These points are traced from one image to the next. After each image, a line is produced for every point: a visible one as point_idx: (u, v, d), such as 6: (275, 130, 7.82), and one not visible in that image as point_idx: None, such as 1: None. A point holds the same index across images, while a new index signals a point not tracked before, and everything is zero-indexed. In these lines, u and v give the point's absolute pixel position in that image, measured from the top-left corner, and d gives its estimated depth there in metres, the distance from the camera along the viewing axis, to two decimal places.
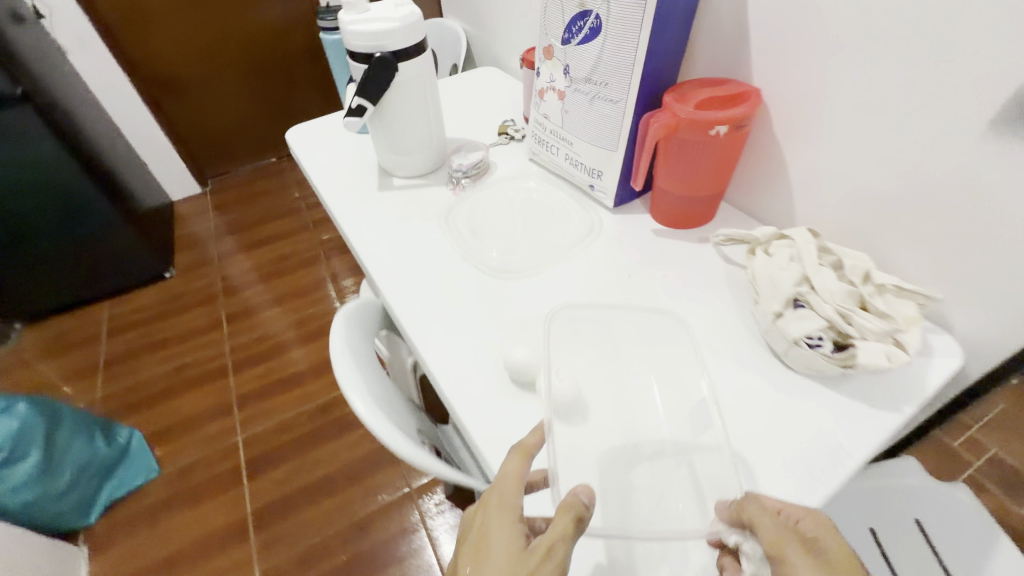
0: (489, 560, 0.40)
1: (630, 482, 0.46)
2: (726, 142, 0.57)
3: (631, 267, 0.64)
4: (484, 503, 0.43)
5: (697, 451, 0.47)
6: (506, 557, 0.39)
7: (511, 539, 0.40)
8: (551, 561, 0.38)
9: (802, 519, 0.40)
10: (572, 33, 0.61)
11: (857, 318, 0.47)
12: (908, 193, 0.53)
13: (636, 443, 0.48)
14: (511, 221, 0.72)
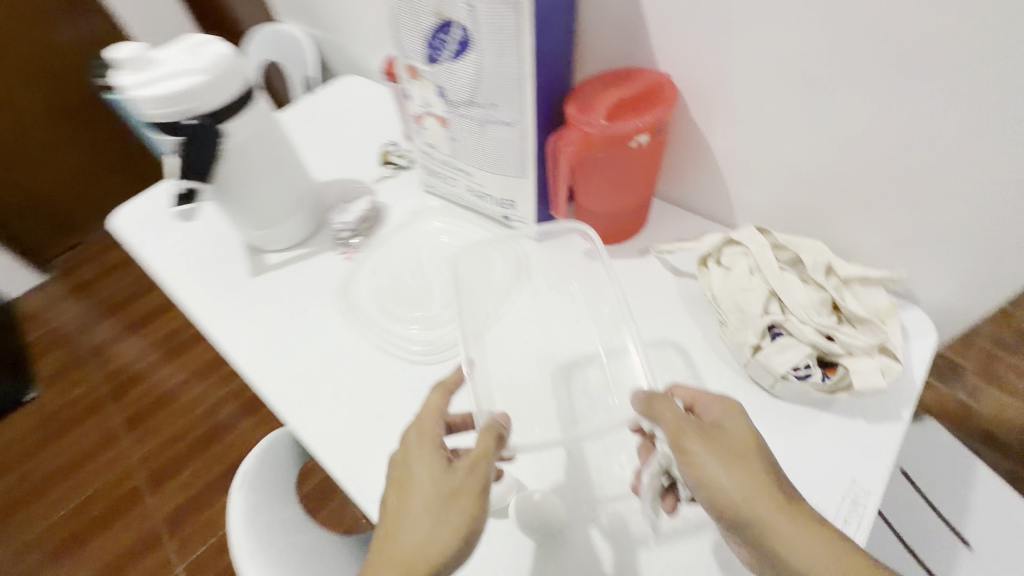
0: (413, 493, 0.39)
1: (568, 392, 0.50)
2: (650, 149, 0.49)
3: (574, 307, 0.55)
4: (406, 438, 0.42)
5: (616, 350, 0.51)
6: (428, 483, 0.39)
7: (433, 463, 0.40)
8: (475, 476, 0.38)
9: (707, 404, 0.41)
10: (436, 48, 0.48)
11: (840, 333, 0.42)
12: (852, 168, 0.47)
13: (562, 358, 0.52)
14: (426, 281, 0.60)
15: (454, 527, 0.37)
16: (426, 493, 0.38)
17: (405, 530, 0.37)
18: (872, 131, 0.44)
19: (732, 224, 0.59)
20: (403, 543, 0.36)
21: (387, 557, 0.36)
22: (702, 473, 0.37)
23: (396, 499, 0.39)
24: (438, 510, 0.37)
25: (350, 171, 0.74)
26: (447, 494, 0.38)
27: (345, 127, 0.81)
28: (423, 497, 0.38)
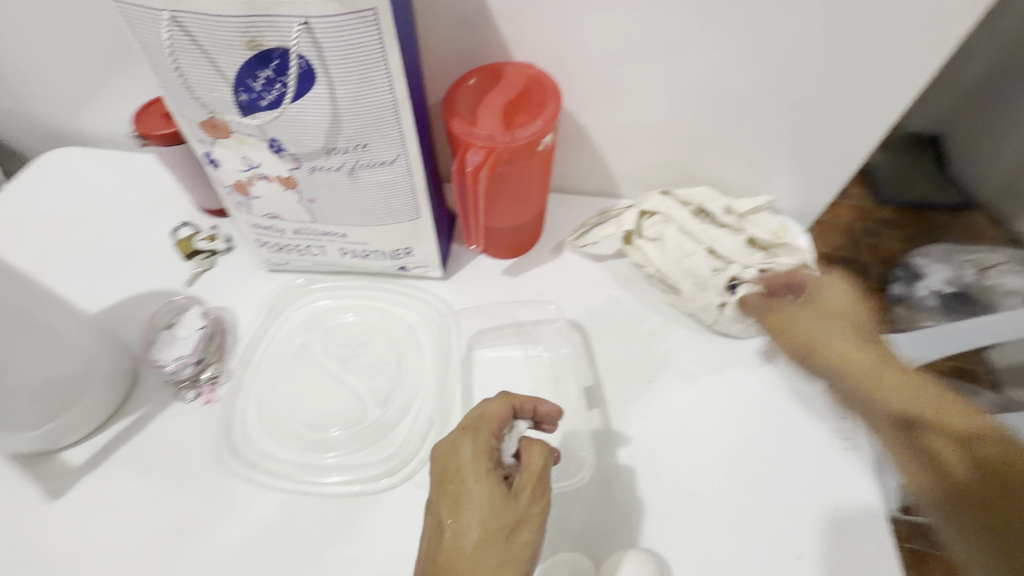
0: (464, 523, 0.32)
1: None
2: (549, 150, 0.44)
3: (525, 346, 0.49)
4: (456, 438, 0.36)
5: (538, 367, 0.48)
6: (495, 512, 0.32)
7: (475, 465, 0.34)
8: (538, 505, 0.34)
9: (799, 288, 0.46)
10: (260, 89, 0.34)
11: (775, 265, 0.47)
12: (712, 118, 0.51)
13: (484, 394, 0.46)
14: (341, 383, 0.46)
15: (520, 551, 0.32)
16: (484, 524, 0.32)
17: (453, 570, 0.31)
18: (727, 82, 0.48)
19: (615, 194, 0.60)
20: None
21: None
22: (848, 351, 0.41)
23: (449, 527, 0.32)
24: (498, 550, 0.31)
25: (140, 284, 0.52)
26: (507, 529, 0.32)
27: (97, 227, 0.56)
28: (487, 524, 0.32)
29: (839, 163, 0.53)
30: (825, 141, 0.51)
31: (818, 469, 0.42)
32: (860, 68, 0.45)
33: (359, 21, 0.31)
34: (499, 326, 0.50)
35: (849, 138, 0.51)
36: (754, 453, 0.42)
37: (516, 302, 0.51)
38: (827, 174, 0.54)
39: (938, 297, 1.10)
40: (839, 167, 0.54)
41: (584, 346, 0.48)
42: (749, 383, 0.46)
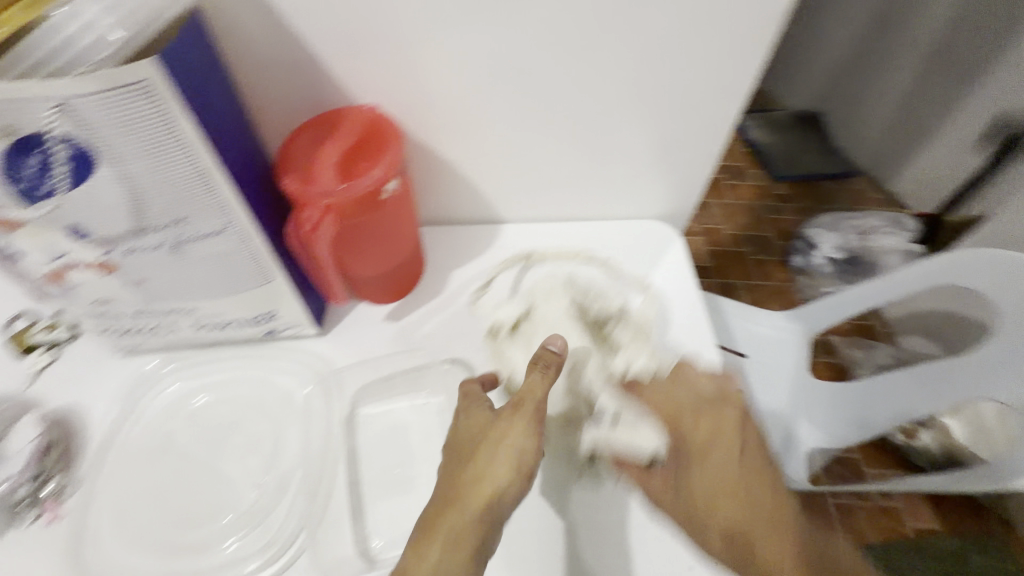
0: (465, 462, 0.37)
1: (395, 499, 0.42)
2: (402, 194, 0.43)
3: (412, 395, 0.47)
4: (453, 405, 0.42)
5: (427, 416, 0.46)
6: (489, 427, 0.38)
7: (468, 415, 0.40)
8: (518, 420, 0.37)
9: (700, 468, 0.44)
10: (30, 178, 0.31)
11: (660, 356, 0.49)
12: (569, 137, 0.51)
13: (372, 454, 0.44)
14: (211, 469, 0.42)
15: (504, 462, 0.36)
16: (476, 439, 0.38)
17: (455, 476, 0.36)
18: (573, 102, 0.48)
19: (497, 218, 0.60)
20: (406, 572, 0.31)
21: (431, 515, 0.34)
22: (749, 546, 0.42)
23: (453, 452, 0.38)
24: (487, 450, 0.36)
25: None
26: (496, 440, 0.37)
27: None
28: (482, 437, 0.38)
29: (695, 167, 0.55)
30: (677, 149, 0.53)
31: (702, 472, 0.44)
32: (692, 76, 0.46)
33: (128, 95, 0.28)
34: (385, 378, 0.48)
35: (698, 145, 0.53)
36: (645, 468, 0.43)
37: (400, 350, 0.49)
38: (687, 179, 0.57)
39: (833, 264, 1.24)
40: (696, 172, 0.56)
41: None
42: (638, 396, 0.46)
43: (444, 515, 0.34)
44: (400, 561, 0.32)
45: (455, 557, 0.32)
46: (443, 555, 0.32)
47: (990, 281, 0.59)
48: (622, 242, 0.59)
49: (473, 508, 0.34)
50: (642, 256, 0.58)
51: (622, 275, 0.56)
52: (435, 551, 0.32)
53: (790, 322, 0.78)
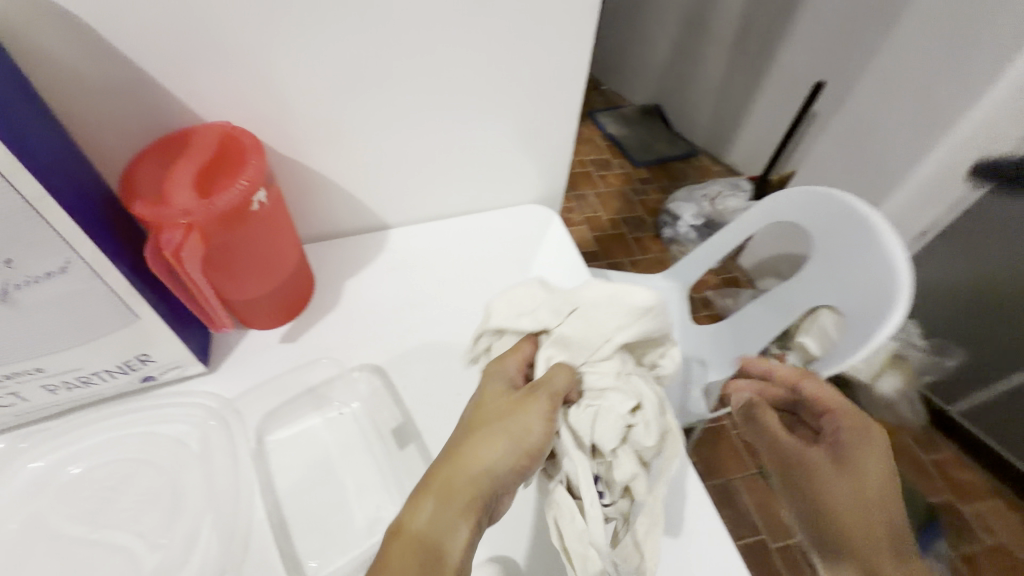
0: (470, 444, 0.36)
1: (326, 516, 0.40)
2: (273, 206, 0.42)
3: (325, 411, 0.45)
4: (487, 372, 0.41)
5: (344, 424, 0.45)
6: (503, 406, 0.38)
7: (495, 390, 0.40)
8: (535, 410, 0.37)
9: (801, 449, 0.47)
10: None
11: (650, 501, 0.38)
12: (438, 133, 0.54)
13: (292, 479, 0.41)
14: (98, 545, 0.37)
15: (506, 452, 0.35)
16: (488, 420, 0.37)
17: (459, 445, 0.37)
18: (435, 99, 0.51)
19: (384, 224, 0.61)
20: (401, 526, 0.33)
21: (429, 477, 0.35)
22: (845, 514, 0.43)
23: (468, 421, 0.39)
24: (495, 433, 0.36)
25: None
26: (506, 425, 0.36)
27: None
28: (495, 419, 0.37)
29: (554, 150, 0.62)
30: (537, 135, 0.59)
31: None
32: (537, 65, 0.52)
33: None
34: (290, 401, 0.45)
35: (552, 128, 0.59)
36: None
37: (304, 368, 0.47)
38: (550, 162, 0.63)
39: (696, 231, 1.44)
40: (556, 154, 0.62)
41: (387, 387, 0.47)
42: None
43: (446, 480, 0.35)
44: (396, 517, 0.33)
45: (439, 521, 0.33)
46: (433, 513, 0.33)
47: (802, 214, 0.72)
48: (505, 229, 0.63)
49: (471, 480, 0.35)
50: (526, 238, 0.62)
51: (511, 258, 0.59)
52: (430, 507, 0.33)
53: (666, 279, 0.88)
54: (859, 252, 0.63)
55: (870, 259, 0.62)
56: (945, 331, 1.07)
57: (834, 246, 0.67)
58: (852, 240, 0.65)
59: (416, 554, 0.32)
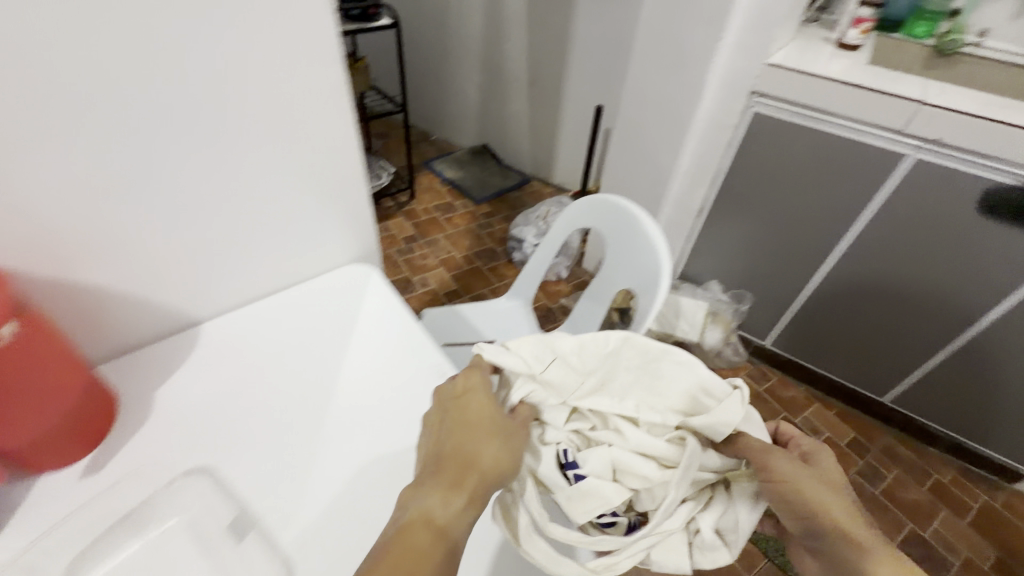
0: (473, 443, 0.42)
1: None
2: (33, 336, 0.40)
3: (144, 531, 0.42)
4: (468, 383, 0.46)
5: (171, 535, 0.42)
6: (488, 412, 0.44)
7: (484, 396, 0.46)
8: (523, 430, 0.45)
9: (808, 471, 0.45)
10: None
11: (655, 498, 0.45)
12: (230, 219, 0.56)
13: None
14: None
15: (509, 456, 0.42)
16: (483, 422, 0.43)
17: (457, 445, 0.42)
18: (215, 189, 0.53)
19: (193, 320, 0.60)
20: (426, 518, 0.37)
21: (440, 470, 0.40)
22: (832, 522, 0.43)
23: (455, 418, 0.44)
24: (498, 439, 0.43)
25: None
26: (505, 433, 0.44)
27: None
28: (488, 423, 0.44)
29: (351, 210, 0.67)
30: (328, 200, 0.64)
31: None
32: (309, 141, 0.57)
33: None
34: (98, 536, 0.42)
35: (342, 192, 0.65)
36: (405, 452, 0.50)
37: (115, 489, 0.44)
38: (352, 221, 0.68)
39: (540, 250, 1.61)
40: (355, 213, 0.68)
41: (215, 480, 0.46)
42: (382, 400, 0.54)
43: (459, 474, 0.40)
44: (422, 504, 0.37)
45: (459, 509, 0.38)
46: (456, 506, 0.38)
47: (589, 218, 0.86)
48: (327, 291, 0.67)
49: (483, 475, 0.41)
50: (348, 295, 0.66)
51: (337, 316, 0.63)
52: (446, 499, 0.38)
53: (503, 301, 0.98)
54: (633, 240, 0.76)
55: (640, 244, 0.75)
56: (734, 281, 1.34)
57: (617, 238, 0.80)
58: (624, 231, 0.78)
59: (438, 543, 0.36)
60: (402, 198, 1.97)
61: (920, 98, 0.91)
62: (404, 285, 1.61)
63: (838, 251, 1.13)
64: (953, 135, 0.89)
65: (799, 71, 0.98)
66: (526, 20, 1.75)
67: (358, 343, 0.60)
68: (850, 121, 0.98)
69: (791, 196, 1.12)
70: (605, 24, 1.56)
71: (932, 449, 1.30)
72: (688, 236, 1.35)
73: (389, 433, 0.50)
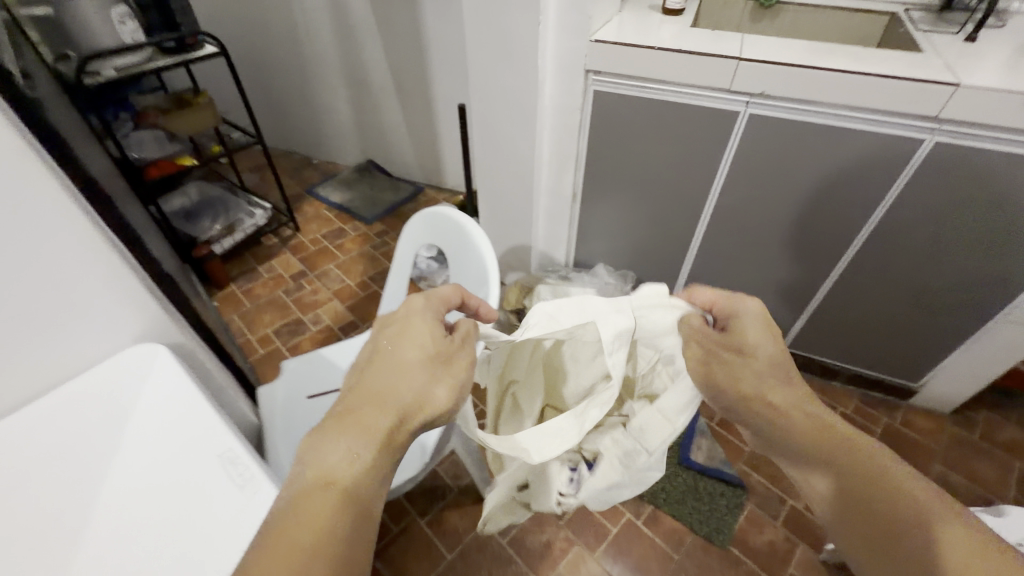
0: (405, 372, 0.48)
1: None
2: None
3: None
4: (411, 312, 0.53)
5: None
6: (426, 340, 0.51)
7: (428, 325, 0.52)
8: (463, 355, 0.52)
9: (815, 460, 0.48)
10: None
11: (607, 456, 0.59)
12: None
13: None
14: None
15: (442, 388, 0.49)
16: (415, 354, 0.49)
17: (379, 387, 0.47)
18: None
19: None
20: (330, 478, 0.40)
21: (348, 414, 0.45)
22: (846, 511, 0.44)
23: (382, 350, 0.50)
24: (434, 374, 0.49)
25: None
26: (443, 361, 0.50)
27: None
28: (416, 359, 0.49)
29: (112, 288, 0.57)
30: (71, 286, 0.54)
31: (231, 526, 0.46)
32: (6, 222, 0.47)
33: None
34: None
35: (89, 273, 0.55)
36: (179, 568, 0.44)
37: None
38: (121, 299, 0.59)
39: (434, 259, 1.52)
40: (120, 289, 0.58)
41: None
42: (156, 511, 0.48)
43: (369, 419, 0.44)
44: (322, 465, 0.41)
45: (360, 460, 0.42)
46: (363, 462, 0.42)
47: (426, 232, 0.79)
48: (102, 386, 0.58)
49: (403, 406, 0.47)
50: (125, 388, 0.57)
51: (109, 418, 0.55)
52: (353, 451, 0.42)
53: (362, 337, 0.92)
54: (464, 250, 0.71)
55: (470, 253, 0.69)
56: (622, 260, 1.34)
57: (452, 251, 0.74)
58: (457, 243, 0.72)
59: (345, 504, 0.39)
60: (286, 233, 1.84)
61: (738, 54, 0.91)
62: (295, 325, 1.49)
63: (705, 215, 1.14)
64: (772, 87, 0.90)
65: (622, 44, 0.96)
66: (376, 25, 1.65)
67: (134, 448, 0.53)
68: (683, 87, 0.97)
69: (650, 168, 1.11)
70: (451, 19, 1.49)
71: (833, 383, 1.36)
72: (570, 223, 1.33)
73: (155, 550, 0.45)
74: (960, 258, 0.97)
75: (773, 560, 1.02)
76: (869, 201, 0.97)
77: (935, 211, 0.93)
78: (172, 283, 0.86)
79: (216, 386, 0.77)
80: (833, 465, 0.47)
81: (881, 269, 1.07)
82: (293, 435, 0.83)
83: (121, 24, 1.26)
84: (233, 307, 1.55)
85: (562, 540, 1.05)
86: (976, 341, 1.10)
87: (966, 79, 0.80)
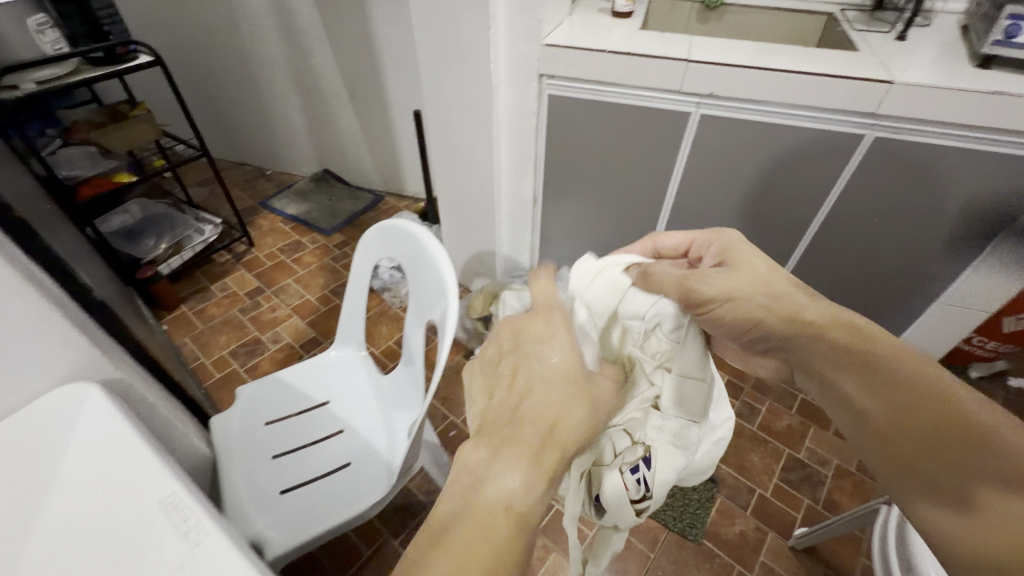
0: (559, 388, 0.43)
1: None
2: None
3: None
4: (554, 315, 0.49)
5: None
6: (577, 358, 0.46)
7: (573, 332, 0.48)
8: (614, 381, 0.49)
9: (870, 399, 0.41)
10: None
11: (659, 447, 0.54)
12: None
13: None
14: None
15: (598, 416, 0.45)
16: (569, 370, 0.45)
17: (539, 406, 0.42)
18: None
19: None
20: (509, 502, 0.37)
21: (515, 430, 0.41)
22: (906, 465, 0.38)
23: (532, 361, 0.45)
24: (593, 397, 0.45)
25: None
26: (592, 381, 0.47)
27: None
28: (573, 377, 0.44)
29: (29, 327, 0.52)
30: None
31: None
32: None
33: None
34: None
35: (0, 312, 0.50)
36: None
37: None
38: (41, 337, 0.54)
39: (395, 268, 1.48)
40: (40, 326, 0.53)
41: None
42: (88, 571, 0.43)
43: (538, 441, 0.40)
44: (502, 487, 0.38)
45: (534, 485, 0.38)
46: (540, 492, 0.39)
47: (382, 246, 0.76)
48: (23, 434, 0.52)
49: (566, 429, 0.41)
50: (51, 434, 0.52)
51: (31, 470, 0.50)
52: (527, 476, 0.38)
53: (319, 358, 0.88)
54: (421, 264, 0.69)
55: (427, 267, 0.67)
56: None
57: (410, 265, 0.72)
58: (414, 255, 0.70)
59: (520, 530, 0.37)
60: (240, 248, 1.76)
61: (686, 56, 0.92)
62: (253, 346, 1.43)
63: (664, 214, 1.15)
64: (721, 88, 0.92)
65: (573, 48, 0.96)
66: (323, 30, 1.60)
67: (61, 501, 0.48)
68: (635, 89, 0.98)
69: (608, 169, 1.11)
70: (402, 25, 1.46)
71: None
72: (532, 226, 1.33)
73: None
74: (904, 245, 1.02)
75: (746, 551, 1.04)
76: (817, 195, 1.01)
77: (879, 203, 0.97)
78: (109, 312, 0.80)
79: (162, 420, 0.72)
80: (895, 407, 0.40)
81: (831, 260, 1.11)
82: (249, 466, 0.78)
83: (41, 34, 1.15)
84: (185, 330, 1.46)
85: (540, 548, 1.04)
86: (920, 325, 1.16)
87: (899, 77, 0.84)
